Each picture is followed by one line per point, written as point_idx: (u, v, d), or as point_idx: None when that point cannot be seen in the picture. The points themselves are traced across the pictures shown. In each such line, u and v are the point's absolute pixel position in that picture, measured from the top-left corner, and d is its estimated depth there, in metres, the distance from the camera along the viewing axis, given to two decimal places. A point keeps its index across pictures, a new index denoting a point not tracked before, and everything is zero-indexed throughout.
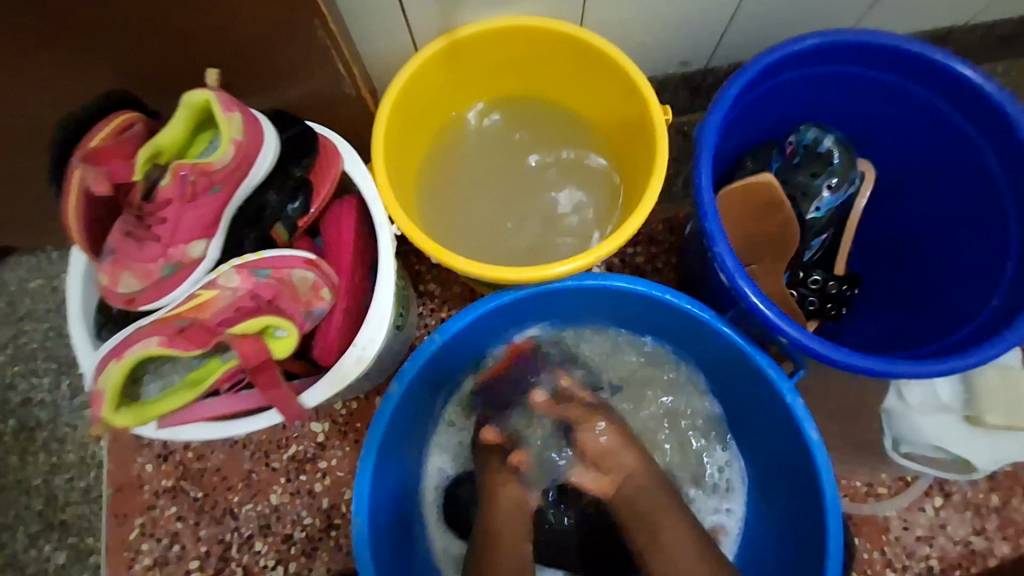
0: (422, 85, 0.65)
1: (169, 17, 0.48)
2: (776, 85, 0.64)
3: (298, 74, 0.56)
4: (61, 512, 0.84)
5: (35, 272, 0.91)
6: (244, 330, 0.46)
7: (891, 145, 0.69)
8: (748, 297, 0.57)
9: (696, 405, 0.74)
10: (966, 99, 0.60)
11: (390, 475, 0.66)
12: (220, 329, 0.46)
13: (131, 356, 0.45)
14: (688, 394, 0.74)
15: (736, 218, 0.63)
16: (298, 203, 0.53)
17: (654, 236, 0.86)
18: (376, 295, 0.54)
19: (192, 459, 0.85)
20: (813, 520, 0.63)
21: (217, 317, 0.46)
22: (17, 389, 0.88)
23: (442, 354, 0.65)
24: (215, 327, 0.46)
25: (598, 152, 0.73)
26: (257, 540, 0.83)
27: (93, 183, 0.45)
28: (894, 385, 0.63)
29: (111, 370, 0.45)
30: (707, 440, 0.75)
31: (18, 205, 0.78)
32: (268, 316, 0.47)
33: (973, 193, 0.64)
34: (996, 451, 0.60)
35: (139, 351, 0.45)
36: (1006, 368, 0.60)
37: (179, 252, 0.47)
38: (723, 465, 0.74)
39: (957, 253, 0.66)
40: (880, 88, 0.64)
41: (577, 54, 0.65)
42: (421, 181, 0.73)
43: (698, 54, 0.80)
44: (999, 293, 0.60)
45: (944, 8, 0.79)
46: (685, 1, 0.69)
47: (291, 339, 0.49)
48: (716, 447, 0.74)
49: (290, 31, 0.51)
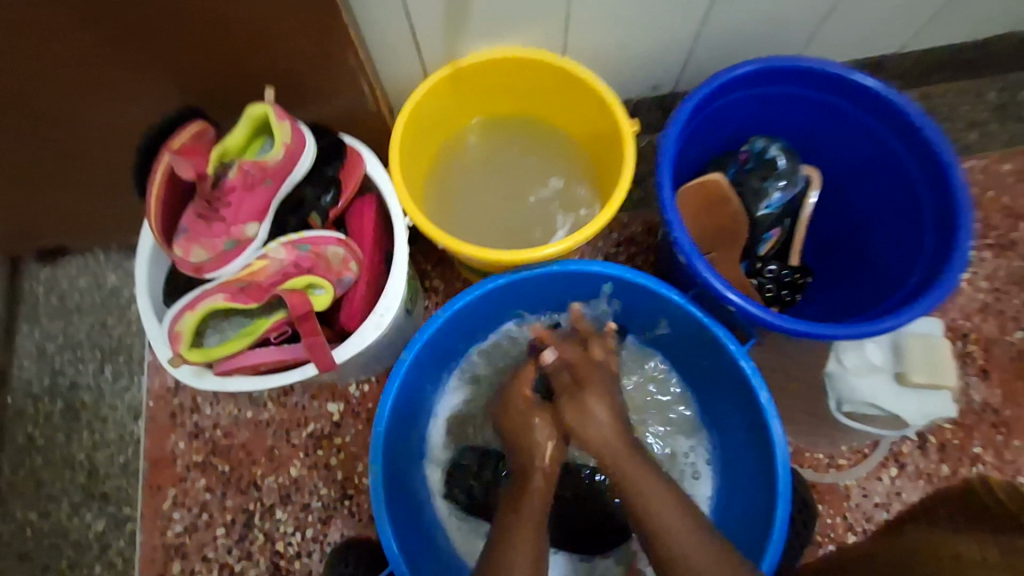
0: (430, 105, 0.78)
1: (233, 45, 0.61)
2: (728, 103, 0.76)
3: (329, 92, 0.69)
4: (102, 484, 0.93)
5: (83, 271, 1.02)
6: (291, 286, 0.59)
7: (830, 151, 0.82)
8: (702, 273, 0.67)
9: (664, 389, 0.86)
10: (883, 111, 0.72)
11: (397, 436, 0.75)
12: (271, 288, 0.59)
13: (202, 307, 0.58)
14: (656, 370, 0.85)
15: (694, 211, 0.76)
16: (330, 196, 0.65)
17: (634, 238, 1.00)
18: (394, 270, 0.65)
19: (221, 436, 0.95)
20: (767, 474, 0.72)
21: (269, 279, 0.59)
22: (66, 374, 0.98)
23: (446, 329, 0.75)
24: (267, 287, 0.59)
25: (579, 156, 0.87)
26: (278, 509, 0.91)
27: (180, 172, 0.56)
28: (834, 353, 0.74)
29: (187, 318, 0.58)
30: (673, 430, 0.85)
31: (79, 207, 0.90)
32: (311, 276, 0.60)
33: (897, 189, 0.76)
34: (923, 407, 0.69)
35: (207, 303, 0.58)
36: (928, 336, 0.71)
37: (238, 232, 0.59)
38: (689, 452, 0.84)
39: (889, 244, 0.78)
40: (815, 104, 0.77)
41: (558, 78, 0.78)
42: (429, 185, 0.86)
43: (667, 79, 0.93)
44: (917, 272, 0.72)
45: (876, 39, 0.93)
46: (651, 34, 0.82)
47: (326, 298, 0.61)
48: (682, 435, 0.85)
49: (325, 57, 0.64)
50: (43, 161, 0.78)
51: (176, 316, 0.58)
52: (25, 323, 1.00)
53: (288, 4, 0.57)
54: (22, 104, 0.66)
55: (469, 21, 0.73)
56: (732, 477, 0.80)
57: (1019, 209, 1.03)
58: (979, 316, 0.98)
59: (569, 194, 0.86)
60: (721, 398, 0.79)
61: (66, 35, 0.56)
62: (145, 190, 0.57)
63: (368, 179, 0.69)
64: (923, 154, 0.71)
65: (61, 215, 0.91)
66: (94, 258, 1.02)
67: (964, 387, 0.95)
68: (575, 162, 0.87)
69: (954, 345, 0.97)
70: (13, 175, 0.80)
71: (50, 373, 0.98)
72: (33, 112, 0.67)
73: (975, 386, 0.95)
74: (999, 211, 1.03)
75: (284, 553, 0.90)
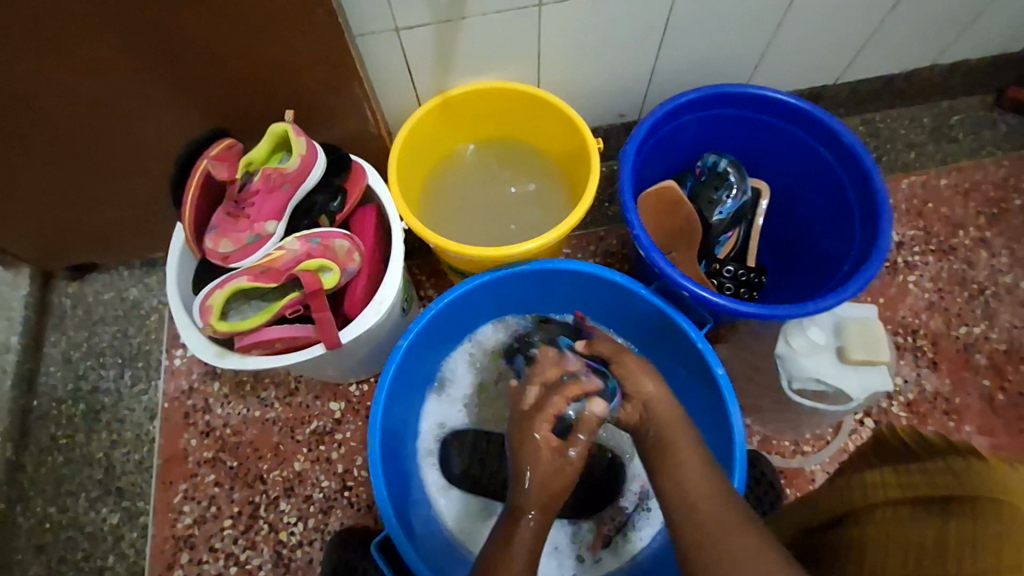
0: (423, 129, 0.90)
1: (258, 76, 0.73)
2: (680, 124, 0.88)
3: (337, 117, 0.82)
4: (118, 479, 1.00)
5: (108, 286, 1.12)
6: (304, 268, 0.69)
7: (773, 163, 0.94)
8: (659, 264, 0.76)
9: None
10: (814, 127, 0.85)
11: (394, 415, 0.83)
12: (287, 270, 0.69)
13: (231, 286, 0.68)
14: None
15: (653, 215, 0.88)
16: (337, 202, 0.76)
17: (609, 249, 1.11)
18: (392, 263, 0.75)
19: (230, 434, 1.02)
20: (723, 443, 0.80)
21: (285, 264, 0.69)
22: (88, 379, 1.06)
23: (437, 320, 0.85)
24: (284, 270, 0.69)
25: (553, 172, 0.99)
26: (281, 500, 0.98)
27: (217, 175, 0.70)
28: (783, 337, 0.82)
29: (217, 295, 0.68)
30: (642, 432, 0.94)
31: (111, 224, 1.00)
32: (321, 259, 0.70)
33: (831, 191, 0.88)
34: (863, 381, 0.79)
35: (234, 284, 0.68)
36: (864, 319, 0.81)
37: (259, 227, 0.70)
38: None
39: (831, 240, 0.89)
40: (756, 123, 0.89)
41: (533, 104, 0.90)
42: (423, 200, 0.97)
43: (632, 108, 1.06)
44: (850, 261, 0.83)
45: (813, 70, 1.07)
46: (615, 69, 0.96)
47: (334, 279, 0.71)
48: None
49: (334, 86, 0.77)
50: (85, 180, 0.89)
51: (208, 292, 0.68)
52: (52, 333, 1.09)
53: (306, 41, 0.69)
54: (78, 126, 0.77)
55: (456, 59, 0.86)
56: None
57: (958, 218, 1.14)
58: (927, 313, 1.08)
59: (546, 204, 0.97)
60: (684, 381, 0.88)
61: (124, 66, 0.69)
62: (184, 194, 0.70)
63: (369, 191, 0.80)
64: (849, 161, 0.83)
65: (94, 232, 1.02)
66: (118, 274, 1.12)
67: (916, 377, 1.03)
68: (552, 177, 0.99)
69: (905, 340, 1.06)
70: (58, 193, 0.91)
71: (74, 378, 1.06)
72: (85, 134, 0.79)
73: (926, 377, 1.03)
74: (939, 220, 1.14)
75: (287, 542, 0.96)
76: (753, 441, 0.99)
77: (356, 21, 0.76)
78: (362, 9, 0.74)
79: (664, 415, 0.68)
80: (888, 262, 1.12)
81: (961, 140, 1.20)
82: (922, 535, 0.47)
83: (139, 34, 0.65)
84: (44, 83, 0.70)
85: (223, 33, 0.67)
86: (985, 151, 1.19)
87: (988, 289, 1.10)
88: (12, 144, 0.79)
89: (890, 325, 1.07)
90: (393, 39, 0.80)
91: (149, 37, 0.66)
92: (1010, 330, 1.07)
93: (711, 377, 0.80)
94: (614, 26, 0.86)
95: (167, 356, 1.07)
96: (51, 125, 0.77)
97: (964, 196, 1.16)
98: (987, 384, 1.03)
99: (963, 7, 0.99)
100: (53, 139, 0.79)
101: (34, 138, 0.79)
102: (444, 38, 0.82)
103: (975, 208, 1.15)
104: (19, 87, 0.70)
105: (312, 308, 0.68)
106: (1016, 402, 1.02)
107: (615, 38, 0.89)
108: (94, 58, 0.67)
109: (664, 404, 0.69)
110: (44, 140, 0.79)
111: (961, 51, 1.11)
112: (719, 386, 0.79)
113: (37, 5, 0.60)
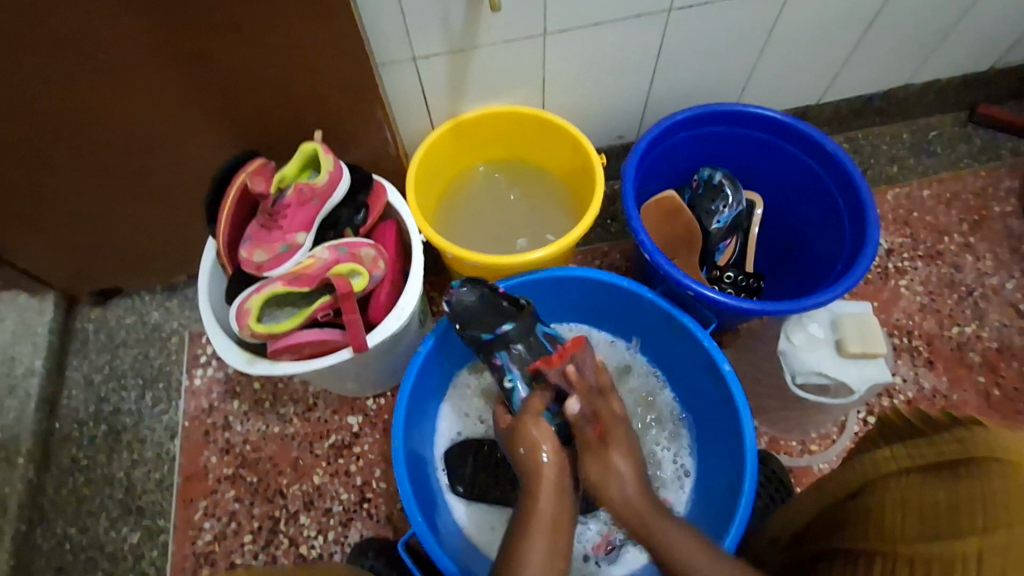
0: (437, 151, 0.96)
1: (290, 101, 0.80)
2: (676, 140, 0.95)
3: (359, 138, 0.88)
4: (139, 498, 1.02)
5: (129, 310, 1.15)
6: (335, 272, 0.75)
7: (764, 175, 1.01)
8: (663, 266, 0.81)
9: (658, 396, 0.98)
10: (801, 139, 0.92)
11: (415, 421, 0.86)
12: (319, 276, 0.75)
13: (267, 291, 0.75)
14: (644, 374, 0.99)
15: (655, 223, 0.94)
16: (360, 215, 0.82)
17: (614, 263, 1.16)
18: (413, 273, 0.80)
19: (250, 450, 1.04)
20: (733, 438, 0.83)
21: (317, 271, 0.76)
22: (110, 401, 1.09)
23: (455, 327, 0.88)
24: (316, 276, 0.75)
25: (559, 188, 1.05)
26: (301, 514, 0.99)
27: (253, 189, 0.77)
28: (784, 334, 0.87)
29: (254, 299, 0.74)
30: (663, 440, 0.95)
31: (137, 249, 1.05)
32: (351, 263, 0.76)
33: (819, 198, 0.95)
34: (861, 372, 0.83)
35: (270, 289, 0.74)
36: (860, 314, 0.86)
37: (291, 238, 0.77)
38: (676, 454, 0.94)
39: (823, 244, 0.95)
40: (747, 138, 0.96)
41: (539, 125, 0.97)
42: (437, 219, 1.03)
43: (630, 129, 1.14)
44: (841, 262, 0.89)
45: (797, 91, 1.15)
46: (613, 93, 1.03)
47: (363, 284, 0.77)
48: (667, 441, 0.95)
49: (358, 109, 0.83)
50: (118, 205, 0.94)
51: (246, 297, 0.74)
52: (74, 357, 1.12)
53: (334, 69, 0.76)
54: (117, 151, 0.83)
55: (468, 85, 0.93)
56: (709, 457, 0.90)
57: (942, 225, 1.20)
58: (919, 315, 1.13)
59: (553, 218, 1.03)
60: (694, 379, 0.91)
61: (168, 94, 0.75)
62: (223, 205, 0.77)
63: (389, 207, 0.86)
64: (835, 169, 0.90)
65: (121, 256, 1.06)
66: (140, 299, 1.16)
67: (914, 376, 1.07)
68: (557, 192, 1.05)
69: (900, 340, 1.11)
70: (91, 219, 0.95)
71: (95, 400, 1.09)
72: (124, 159, 0.85)
73: (923, 375, 1.08)
74: (925, 227, 1.20)
75: (308, 556, 0.97)
76: (762, 442, 1.02)
77: (378, 51, 0.83)
78: (384, 40, 0.82)
79: (638, 512, 0.70)
80: (879, 267, 1.17)
81: (939, 153, 1.27)
82: (935, 498, 0.49)
83: (184, 66, 0.72)
84: (93, 110, 0.76)
85: (260, 62, 0.73)
86: (963, 162, 1.26)
87: (976, 290, 1.15)
88: (55, 170, 0.84)
89: (886, 327, 1.12)
90: (411, 67, 0.87)
91: (192, 68, 0.72)
92: (999, 329, 1.12)
93: (718, 373, 0.84)
94: (613, 53, 0.94)
95: (187, 376, 1.09)
96: (93, 151, 0.82)
97: (947, 205, 1.22)
98: (982, 380, 1.07)
99: (931, 31, 1.07)
100: (94, 165, 0.85)
101: (75, 164, 0.84)
102: (458, 66, 0.89)
103: (957, 216, 1.21)
104: (68, 115, 0.76)
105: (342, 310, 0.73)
106: (1011, 397, 1.06)
107: (613, 64, 0.96)
108: (139, 87, 0.74)
109: (640, 502, 0.71)
110: (85, 165, 0.84)
111: (933, 71, 1.19)
112: (726, 382, 0.83)
113: (95, 40, 0.66)
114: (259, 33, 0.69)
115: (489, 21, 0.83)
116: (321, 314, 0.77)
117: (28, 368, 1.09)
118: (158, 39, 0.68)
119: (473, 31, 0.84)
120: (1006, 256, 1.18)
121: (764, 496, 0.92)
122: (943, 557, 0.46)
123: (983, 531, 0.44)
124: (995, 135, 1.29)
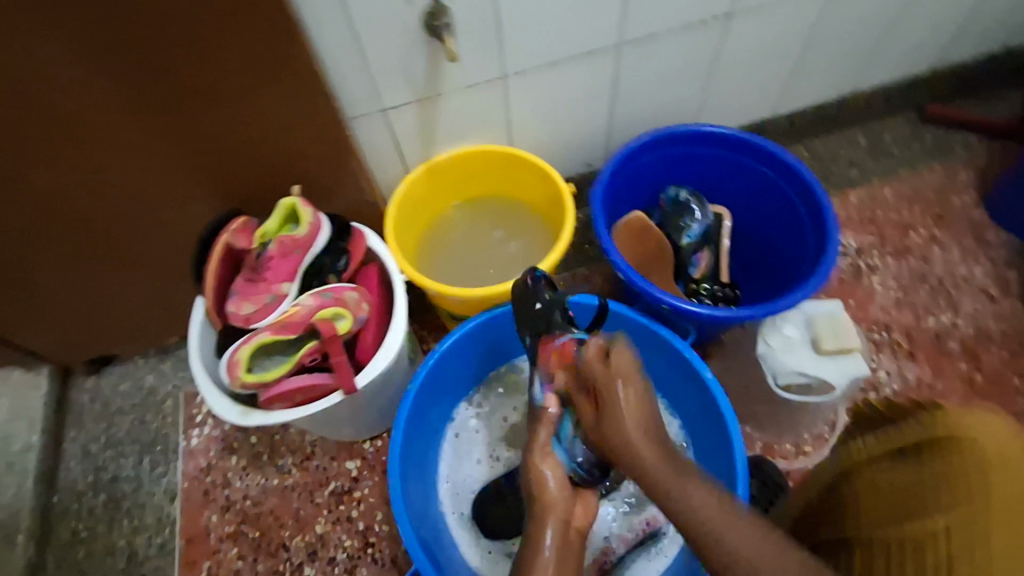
0: (411, 196, 1.01)
1: (269, 162, 0.85)
2: (639, 163, 1.00)
3: (337, 188, 0.93)
4: (141, 566, 1.01)
5: (124, 376, 1.16)
6: (320, 317, 0.78)
7: (725, 190, 1.06)
8: (638, 284, 0.84)
9: (663, 428, 0.98)
10: (754, 152, 0.97)
11: (410, 459, 0.87)
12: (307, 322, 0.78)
13: (256, 340, 0.78)
14: None
15: (628, 244, 0.98)
16: (343, 260, 0.86)
17: (595, 285, 1.19)
18: (396, 311, 0.84)
19: (250, 506, 1.04)
20: (725, 447, 0.83)
21: (304, 317, 0.79)
22: (108, 469, 1.09)
23: (443, 360, 0.90)
24: (302, 321, 0.78)
25: (533, 220, 1.10)
26: (306, 566, 0.99)
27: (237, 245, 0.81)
28: (761, 340, 0.91)
29: (244, 349, 0.77)
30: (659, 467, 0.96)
31: (128, 314, 1.07)
32: (335, 307, 0.79)
33: (779, 206, 1.00)
34: (841, 369, 0.87)
35: (258, 339, 0.78)
36: (833, 314, 0.90)
37: (276, 289, 0.81)
38: None
39: (791, 251, 0.99)
40: (705, 156, 1.02)
41: (508, 160, 1.02)
42: (418, 262, 1.07)
43: (598, 158, 1.19)
44: (807, 263, 0.93)
45: (752, 108, 1.22)
46: (576, 126, 1.09)
47: (348, 326, 0.80)
48: None
49: (335, 162, 0.88)
50: (108, 273, 0.97)
51: (235, 348, 0.77)
52: (71, 429, 1.13)
53: (308, 126, 0.81)
54: (107, 221, 0.87)
55: (436, 131, 0.98)
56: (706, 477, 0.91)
57: (907, 221, 1.25)
58: (896, 309, 1.16)
59: (528, 249, 1.08)
60: (683, 395, 0.93)
61: (153, 164, 0.80)
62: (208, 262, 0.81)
63: (370, 252, 0.89)
64: (791, 176, 0.95)
65: (113, 323, 1.08)
66: (134, 364, 1.17)
67: (897, 369, 1.10)
68: (532, 223, 1.10)
69: (880, 336, 1.14)
70: (83, 289, 0.98)
71: (93, 470, 1.09)
72: (113, 228, 0.88)
73: (907, 367, 1.10)
74: (890, 225, 1.25)
75: None
76: (755, 448, 1.02)
77: (348, 107, 0.88)
78: (353, 95, 0.87)
79: None
80: (851, 267, 1.21)
81: (896, 154, 1.33)
82: (904, 480, 0.52)
83: (166, 136, 0.77)
84: (82, 183, 0.80)
85: (237, 126, 0.78)
86: (920, 160, 1.32)
87: (947, 280, 1.18)
88: (48, 244, 0.87)
89: (865, 324, 1.15)
90: (381, 118, 0.92)
91: (173, 138, 0.77)
92: (975, 316, 1.15)
93: (701, 382, 0.86)
94: (570, 88, 0.99)
95: (184, 437, 1.10)
96: (82, 224, 0.86)
97: (909, 201, 1.27)
98: (963, 367, 1.10)
99: (869, 41, 1.14)
100: (84, 236, 0.88)
101: (67, 236, 0.87)
102: (426, 112, 0.94)
103: (920, 211, 1.26)
104: (57, 191, 0.80)
105: (329, 353, 0.77)
106: (993, 380, 1.09)
107: (573, 98, 1.02)
108: (125, 157, 0.78)
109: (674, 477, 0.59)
110: (76, 237, 0.88)
111: (878, 77, 1.26)
112: (709, 389, 0.85)
113: (79, 118, 0.71)
114: (233, 97, 0.74)
115: (451, 70, 0.89)
116: (308, 358, 0.80)
117: (25, 444, 1.09)
118: (138, 113, 0.73)
119: (436, 80, 0.89)
120: (971, 244, 1.22)
121: (762, 500, 0.92)
122: (914, 536, 0.48)
123: (946, 509, 0.47)
124: (948, 132, 1.34)
